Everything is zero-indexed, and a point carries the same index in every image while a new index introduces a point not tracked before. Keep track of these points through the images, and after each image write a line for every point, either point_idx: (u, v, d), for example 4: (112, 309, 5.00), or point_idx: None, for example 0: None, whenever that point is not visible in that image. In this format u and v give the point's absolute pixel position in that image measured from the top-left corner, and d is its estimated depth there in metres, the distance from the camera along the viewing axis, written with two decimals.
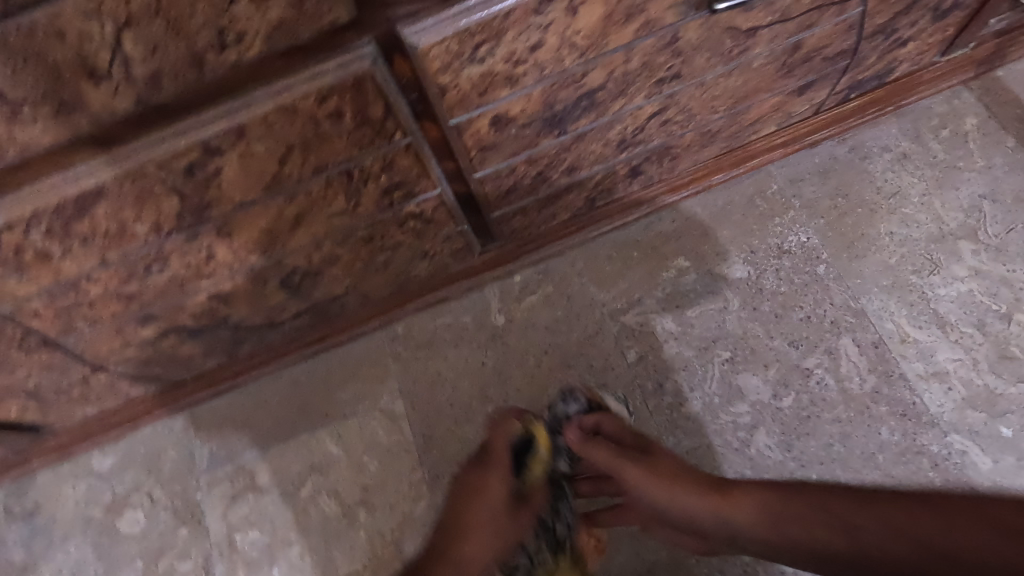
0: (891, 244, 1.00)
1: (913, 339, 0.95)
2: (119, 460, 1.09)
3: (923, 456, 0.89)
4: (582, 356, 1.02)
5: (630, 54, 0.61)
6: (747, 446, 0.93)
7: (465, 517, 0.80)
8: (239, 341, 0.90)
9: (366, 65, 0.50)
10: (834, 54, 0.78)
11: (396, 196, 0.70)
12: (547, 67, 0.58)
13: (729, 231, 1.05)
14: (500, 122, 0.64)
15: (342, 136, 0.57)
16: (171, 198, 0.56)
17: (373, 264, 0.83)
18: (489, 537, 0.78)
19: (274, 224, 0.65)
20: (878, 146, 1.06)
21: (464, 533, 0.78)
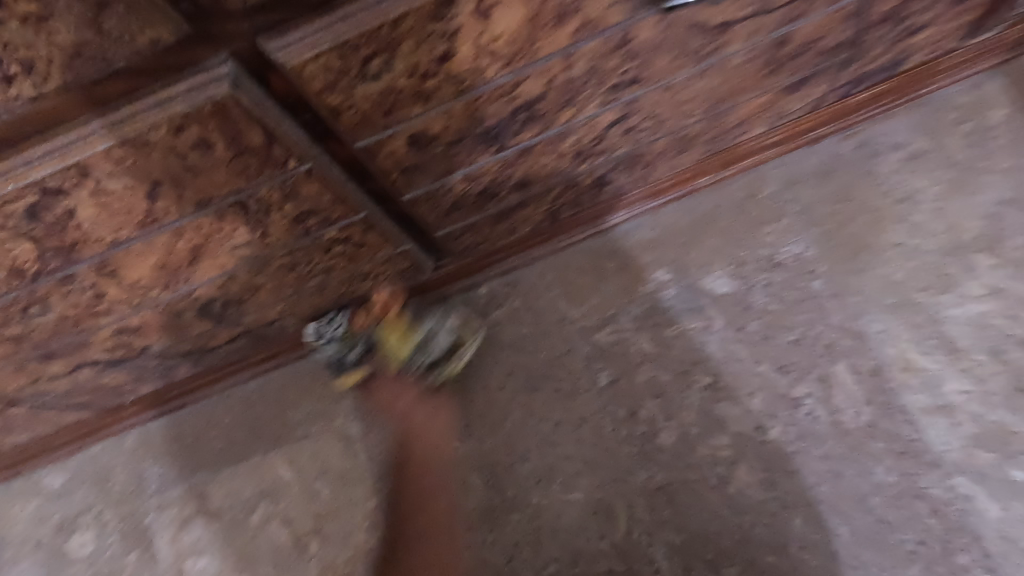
0: (897, 257, 0.89)
1: (917, 367, 0.85)
2: (67, 480, 1.04)
3: (922, 501, 0.80)
4: (549, 379, 0.94)
5: (571, 59, 0.51)
6: (726, 483, 0.85)
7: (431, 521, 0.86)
8: (170, 369, 0.83)
9: (226, 90, 0.41)
10: (830, 47, 0.66)
11: (312, 223, 0.61)
12: (467, 78, 0.49)
13: (716, 240, 0.94)
14: (420, 142, 0.54)
15: (219, 167, 0.48)
16: (21, 241, 0.48)
17: (305, 288, 0.75)
18: (443, 517, 0.87)
19: (166, 261, 0.57)
20: (889, 142, 0.94)
21: (435, 537, 0.85)
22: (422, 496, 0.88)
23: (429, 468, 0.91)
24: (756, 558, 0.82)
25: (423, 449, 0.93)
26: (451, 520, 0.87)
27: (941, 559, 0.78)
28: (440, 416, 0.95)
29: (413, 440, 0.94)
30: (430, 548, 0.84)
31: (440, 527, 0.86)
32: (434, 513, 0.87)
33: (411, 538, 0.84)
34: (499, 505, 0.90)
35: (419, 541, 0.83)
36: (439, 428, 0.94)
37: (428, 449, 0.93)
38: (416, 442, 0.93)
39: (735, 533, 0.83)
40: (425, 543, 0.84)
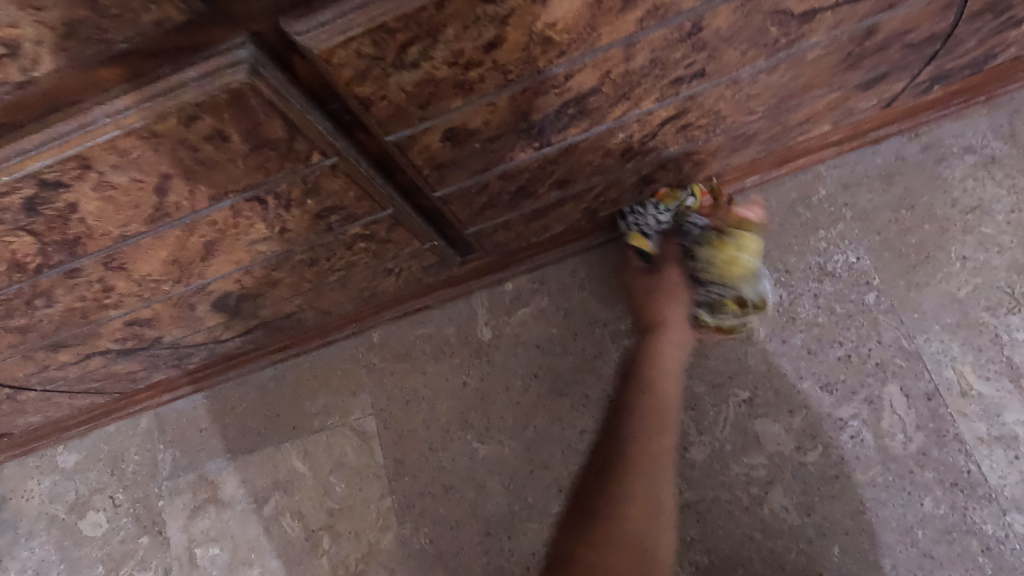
0: (962, 272, 0.82)
1: (976, 393, 0.78)
2: (82, 458, 1.03)
3: (973, 537, 0.74)
4: (577, 384, 0.89)
5: (633, 49, 0.45)
6: (760, 505, 0.80)
7: (648, 453, 0.62)
8: (183, 358, 0.79)
9: (242, 78, 0.36)
10: (919, 40, 0.58)
11: (335, 219, 0.56)
12: (514, 70, 0.43)
13: (762, 244, 0.88)
14: (458, 137, 0.49)
15: (234, 162, 0.43)
16: (19, 235, 0.43)
17: (325, 283, 0.70)
18: (653, 446, 0.62)
19: (178, 256, 0.53)
20: (960, 145, 0.85)
21: (641, 498, 0.60)
22: (658, 419, 0.64)
23: (657, 447, 0.62)
24: None
25: (649, 297, 0.78)
26: (664, 442, 0.63)
27: None
28: (674, 300, 0.75)
29: (663, 346, 0.70)
30: (637, 482, 0.61)
31: (667, 422, 0.64)
32: (643, 460, 0.61)
33: (587, 505, 0.61)
34: (519, 512, 0.86)
35: (646, 433, 0.62)
36: (676, 307, 0.74)
37: (668, 294, 0.76)
38: (657, 357, 0.70)
39: (766, 557, 0.78)
40: (644, 438, 0.62)
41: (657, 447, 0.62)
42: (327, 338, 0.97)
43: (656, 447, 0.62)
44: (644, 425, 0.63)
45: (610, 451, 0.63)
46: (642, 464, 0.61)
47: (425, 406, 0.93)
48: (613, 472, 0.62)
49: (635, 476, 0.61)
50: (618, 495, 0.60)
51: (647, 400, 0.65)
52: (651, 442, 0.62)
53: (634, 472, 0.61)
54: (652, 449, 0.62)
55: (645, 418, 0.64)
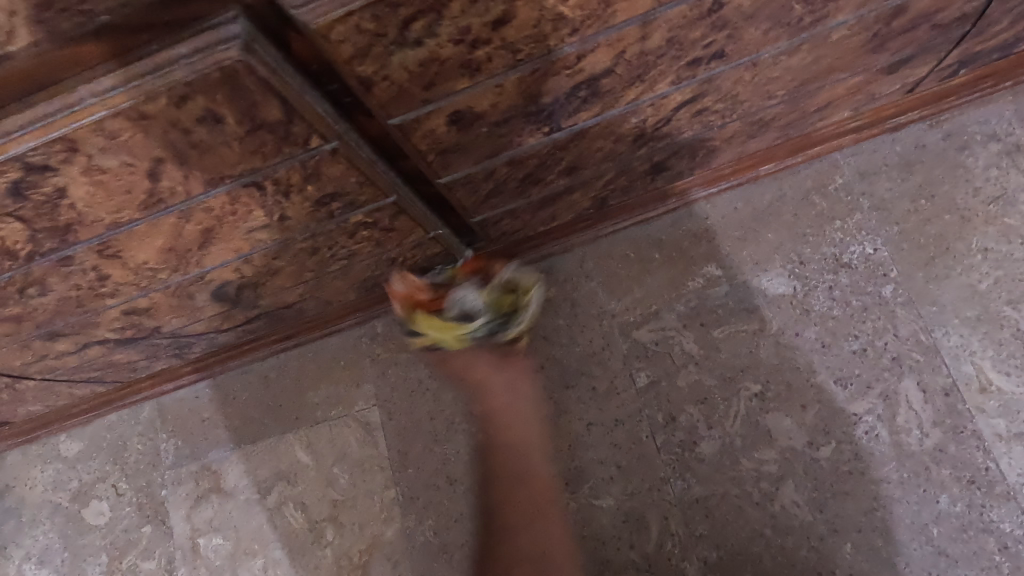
0: (983, 265, 0.80)
1: (995, 389, 0.76)
2: (84, 447, 1.03)
3: (989, 536, 0.73)
4: (584, 375, 0.87)
5: (650, 26, 0.42)
6: (770, 501, 0.79)
7: (518, 495, 0.78)
8: (183, 348, 0.78)
9: (235, 55, 0.34)
10: (948, 21, 0.56)
11: (337, 206, 0.54)
12: (525, 48, 0.41)
13: (775, 235, 0.86)
14: (463, 120, 0.47)
15: (229, 145, 0.41)
16: (8, 221, 0.42)
17: (328, 273, 0.69)
18: (511, 470, 0.80)
19: (174, 244, 0.51)
20: (984, 132, 0.83)
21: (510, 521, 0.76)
22: (504, 478, 0.81)
23: (511, 462, 0.81)
24: None
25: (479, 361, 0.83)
26: (530, 471, 0.81)
27: None
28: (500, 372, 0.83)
29: (493, 407, 0.83)
30: (529, 534, 0.76)
31: (531, 460, 0.81)
32: (532, 491, 0.80)
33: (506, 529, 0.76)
34: None
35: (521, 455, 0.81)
36: (494, 380, 0.83)
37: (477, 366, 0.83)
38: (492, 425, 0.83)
39: (777, 554, 0.77)
40: (524, 471, 0.81)
41: (515, 482, 0.80)
42: (331, 328, 0.96)
43: (512, 467, 0.80)
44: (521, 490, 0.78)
45: (495, 526, 0.77)
46: (500, 488, 0.80)
47: (429, 397, 0.92)
48: (508, 534, 0.76)
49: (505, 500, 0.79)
50: (505, 535, 0.76)
51: (507, 498, 0.79)
52: (502, 479, 0.80)
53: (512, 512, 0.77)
54: (535, 499, 0.78)
55: (516, 514, 0.77)
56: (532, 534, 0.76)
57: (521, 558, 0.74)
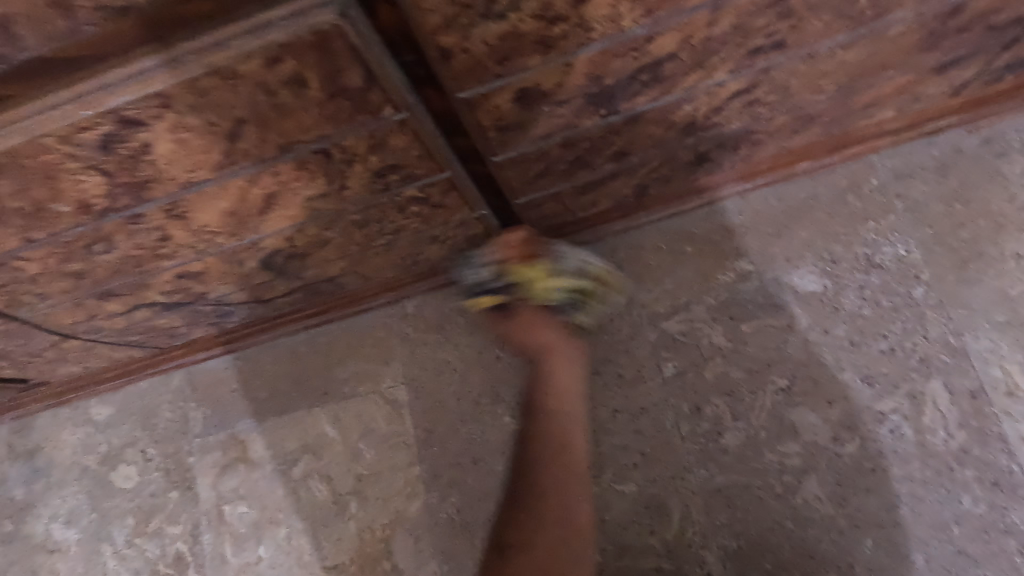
0: (1016, 270, 0.80)
1: (1023, 393, 0.77)
2: (114, 412, 1.05)
3: (1010, 537, 0.73)
4: (611, 364, 0.89)
5: (720, 12, 0.43)
6: (793, 494, 0.80)
7: (560, 440, 0.79)
8: (223, 316, 0.80)
9: (330, 19, 0.35)
10: (1004, 22, 0.56)
11: (393, 179, 0.55)
12: (599, 28, 0.42)
13: (808, 232, 0.87)
14: (528, 98, 0.48)
15: (307, 109, 0.42)
16: (91, 174, 0.43)
17: (372, 247, 0.70)
18: (563, 468, 0.77)
19: (237, 207, 0.53)
20: (1022, 139, 0.83)
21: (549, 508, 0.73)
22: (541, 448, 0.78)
23: (568, 476, 0.77)
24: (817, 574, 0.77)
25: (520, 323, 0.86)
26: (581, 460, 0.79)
27: None
28: (546, 327, 0.84)
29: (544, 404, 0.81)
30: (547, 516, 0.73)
31: (576, 476, 0.78)
32: (560, 447, 0.78)
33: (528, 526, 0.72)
34: None
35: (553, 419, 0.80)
36: (547, 334, 0.84)
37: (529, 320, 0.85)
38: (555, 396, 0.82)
39: (797, 546, 0.78)
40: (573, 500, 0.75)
41: (564, 461, 0.77)
42: (362, 305, 0.98)
43: (567, 479, 0.76)
44: (552, 470, 0.76)
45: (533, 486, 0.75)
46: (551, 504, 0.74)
47: (456, 378, 0.93)
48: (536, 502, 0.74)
49: (549, 482, 0.75)
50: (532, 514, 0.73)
51: (552, 453, 0.77)
52: (555, 464, 0.77)
53: (547, 485, 0.75)
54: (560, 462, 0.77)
55: (556, 480, 0.76)
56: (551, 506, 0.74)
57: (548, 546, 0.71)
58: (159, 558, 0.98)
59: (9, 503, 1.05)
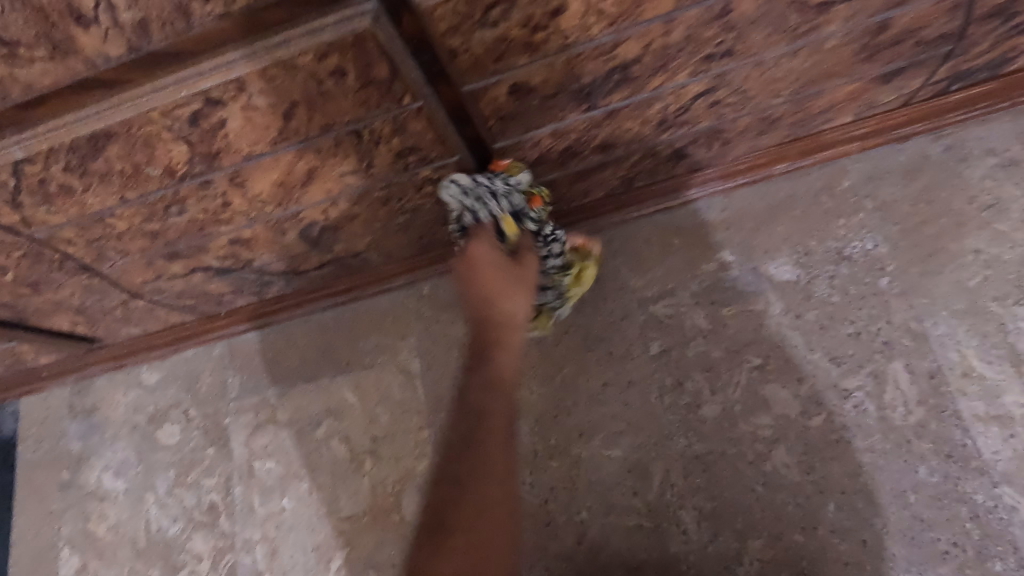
0: (974, 264, 0.88)
1: (978, 374, 0.84)
2: (162, 376, 1.18)
3: (963, 505, 0.80)
4: (603, 341, 0.98)
5: (672, 24, 0.55)
6: (764, 461, 0.87)
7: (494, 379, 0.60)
8: (264, 286, 0.93)
9: (366, 24, 0.47)
10: (931, 38, 0.66)
11: (413, 160, 0.67)
12: (574, 34, 0.53)
13: (784, 227, 0.96)
14: (520, 91, 0.59)
15: (345, 95, 0.54)
16: (178, 144, 0.56)
17: (394, 225, 0.82)
18: (480, 529, 0.51)
19: (284, 178, 0.65)
20: (982, 147, 0.92)
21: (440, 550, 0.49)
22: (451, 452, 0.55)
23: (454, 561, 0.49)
24: (784, 534, 0.84)
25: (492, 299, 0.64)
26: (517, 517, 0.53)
27: (973, 561, 0.78)
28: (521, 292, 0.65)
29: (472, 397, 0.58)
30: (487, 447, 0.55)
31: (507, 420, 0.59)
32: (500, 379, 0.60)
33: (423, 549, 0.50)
34: (541, 451, 0.96)
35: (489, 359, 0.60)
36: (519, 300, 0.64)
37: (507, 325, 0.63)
38: (499, 385, 0.59)
39: (766, 508, 0.86)
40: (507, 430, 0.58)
41: (475, 530, 0.51)
42: (384, 286, 1.10)
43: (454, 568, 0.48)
44: (455, 523, 0.51)
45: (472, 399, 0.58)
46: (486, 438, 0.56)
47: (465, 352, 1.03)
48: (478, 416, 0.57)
49: (441, 537, 0.50)
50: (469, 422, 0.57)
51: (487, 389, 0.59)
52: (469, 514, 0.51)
53: (444, 526, 0.51)
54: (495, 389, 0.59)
55: (460, 553, 0.49)
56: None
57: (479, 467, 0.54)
58: (195, 507, 1.10)
59: (67, 455, 1.18)
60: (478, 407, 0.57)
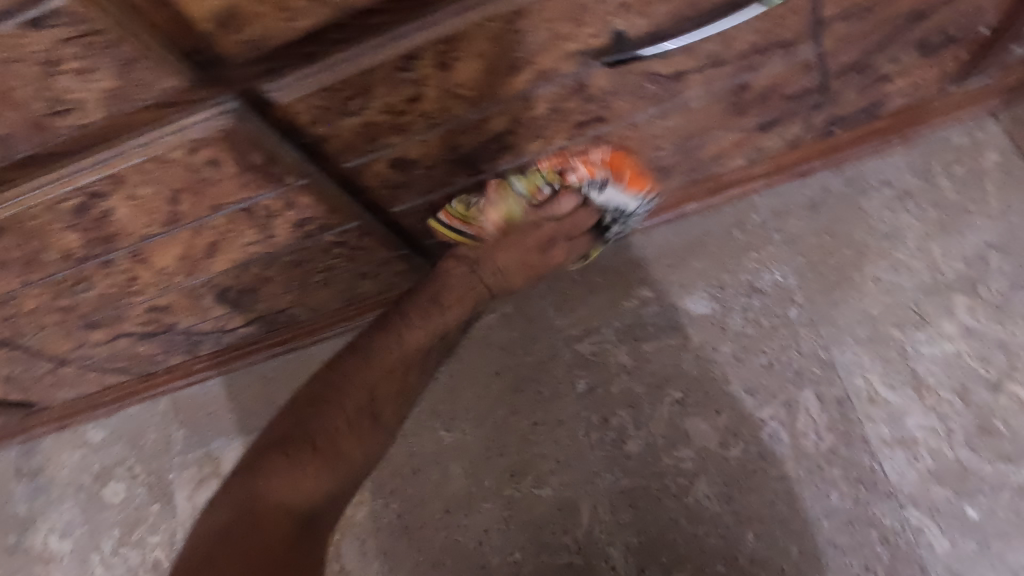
0: (875, 292, 0.92)
1: (882, 400, 0.87)
2: (107, 434, 1.19)
3: (873, 528, 0.83)
4: (533, 381, 1.00)
5: (533, 100, 0.58)
6: (686, 493, 0.90)
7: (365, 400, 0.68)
8: (194, 344, 0.94)
9: (230, 119, 0.50)
10: (795, 93, 0.70)
11: (313, 227, 0.70)
12: (439, 114, 0.56)
13: (700, 263, 0.99)
14: (402, 164, 0.62)
15: (228, 179, 0.57)
16: (70, 232, 0.59)
17: (312, 283, 0.84)
18: (299, 495, 0.59)
19: (187, 252, 0.68)
20: (879, 179, 0.96)
21: (324, 452, 0.63)
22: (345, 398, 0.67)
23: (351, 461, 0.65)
24: (707, 565, 0.87)
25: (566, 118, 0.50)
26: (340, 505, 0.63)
27: None
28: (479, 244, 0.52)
29: (408, 337, 0.72)
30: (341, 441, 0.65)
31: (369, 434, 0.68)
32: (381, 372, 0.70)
33: (299, 455, 0.61)
34: (476, 492, 0.98)
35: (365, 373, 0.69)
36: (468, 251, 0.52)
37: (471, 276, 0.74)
38: (359, 429, 0.67)
39: (689, 540, 0.88)
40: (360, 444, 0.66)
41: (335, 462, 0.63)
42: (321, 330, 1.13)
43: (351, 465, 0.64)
44: (356, 434, 0.66)
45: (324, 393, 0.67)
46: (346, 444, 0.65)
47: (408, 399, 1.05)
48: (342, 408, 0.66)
49: (339, 445, 0.64)
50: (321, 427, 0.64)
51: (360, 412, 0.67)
52: (315, 456, 0.62)
53: (349, 438, 0.65)
54: (375, 396, 0.69)
55: (294, 467, 0.60)
56: (296, 484, 0.60)
57: (311, 448, 0.62)
58: (141, 563, 1.11)
59: (12, 518, 1.18)
60: (365, 409, 0.68)
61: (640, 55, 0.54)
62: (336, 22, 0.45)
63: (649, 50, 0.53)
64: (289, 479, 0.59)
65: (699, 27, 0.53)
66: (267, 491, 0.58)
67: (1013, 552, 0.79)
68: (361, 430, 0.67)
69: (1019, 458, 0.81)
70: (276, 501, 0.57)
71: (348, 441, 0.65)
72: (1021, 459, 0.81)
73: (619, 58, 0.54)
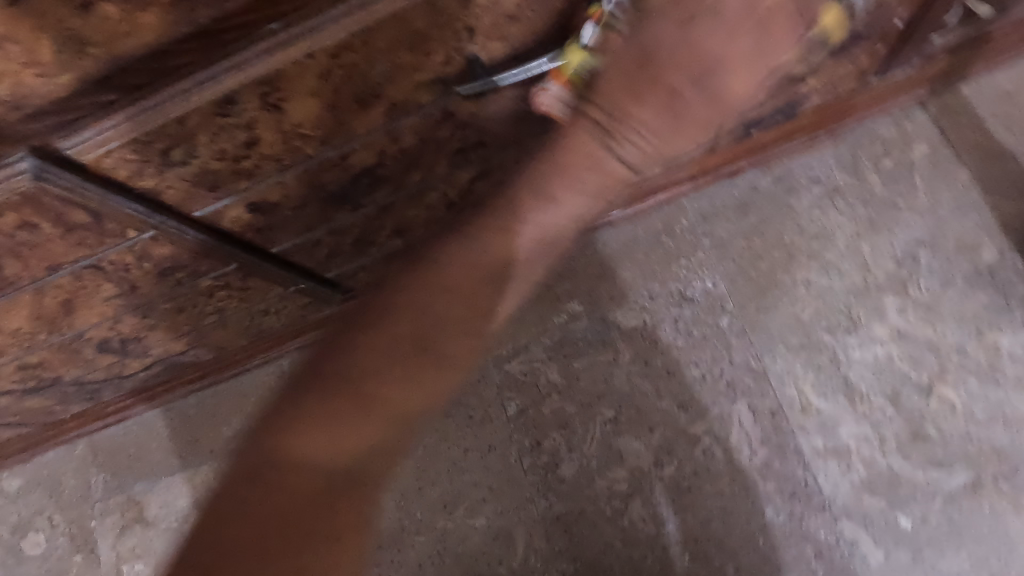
0: (806, 296, 0.88)
1: (815, 409, 0.84)
2: (23, 483, 1.08)
3: (808, 543, 0.81)
4: (462, 406, 0.94)
5: (397, 133, 0.53)
6: (622, 516, 0.87)
7: (424, 322, 0.41)
8: (91, 393, 0.88)
9: (28, 181, 0.43)
10: None
11: (184, 274, 0.64)
12: (286, 156, 0.51)
13: (629, 272, 0.94)
14: (263, 208, 0.57)
15: (56, 238, 0.51)
16: None
17: (204, 324, 0.78)
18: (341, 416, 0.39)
19: (40, 311, 0.61)
20: (808, 176, 0.92)
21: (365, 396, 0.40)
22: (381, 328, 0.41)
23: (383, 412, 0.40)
24: None
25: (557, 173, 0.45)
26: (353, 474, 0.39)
27: None
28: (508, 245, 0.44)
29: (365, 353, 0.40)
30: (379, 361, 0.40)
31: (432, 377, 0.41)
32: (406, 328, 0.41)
33: (331, 382, 0.40)
34: (408, 526, 0.92)
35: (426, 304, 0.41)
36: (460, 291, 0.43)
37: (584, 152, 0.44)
38: (433, 315, 0.41)
39: (624, 564, 0.85)
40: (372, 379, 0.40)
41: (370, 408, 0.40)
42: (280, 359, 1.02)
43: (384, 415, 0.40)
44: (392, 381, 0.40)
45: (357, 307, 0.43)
46: (359, 353, 0.40)
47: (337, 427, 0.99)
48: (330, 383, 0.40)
49: (374, 389, 0.40)
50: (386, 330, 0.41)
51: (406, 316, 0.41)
52: (433, 361, 0.41)
53: (388, 368, 0.40)
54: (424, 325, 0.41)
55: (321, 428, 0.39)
56: (339, 436, 0.39)
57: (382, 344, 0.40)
58: None
59: None
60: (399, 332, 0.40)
61: (497, 82, 0.50)
62: (122, 70, 0.39)
63: (506, 77, 0.50)
64: (335, 421, 0.39)
65: (560, 47, 0.49)
66: (298, 446, 0.39)
67: (944, 558, 0.78)
68: (435, 356, 0.41)
69: (948, 463, 0.80)
70: (321, 456, 0.39)
71: (389, 380, 0.40)
72: (950, 463, 0.80)
73: (474, 86, 0.50)
